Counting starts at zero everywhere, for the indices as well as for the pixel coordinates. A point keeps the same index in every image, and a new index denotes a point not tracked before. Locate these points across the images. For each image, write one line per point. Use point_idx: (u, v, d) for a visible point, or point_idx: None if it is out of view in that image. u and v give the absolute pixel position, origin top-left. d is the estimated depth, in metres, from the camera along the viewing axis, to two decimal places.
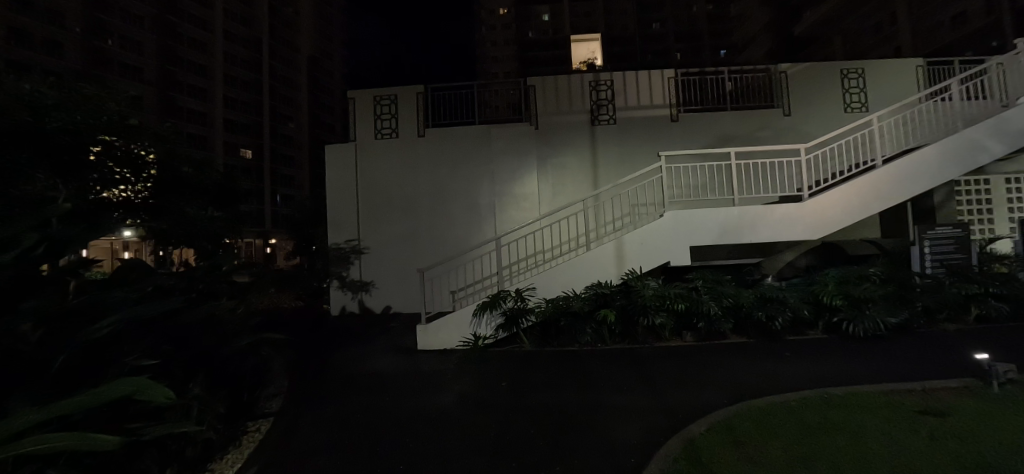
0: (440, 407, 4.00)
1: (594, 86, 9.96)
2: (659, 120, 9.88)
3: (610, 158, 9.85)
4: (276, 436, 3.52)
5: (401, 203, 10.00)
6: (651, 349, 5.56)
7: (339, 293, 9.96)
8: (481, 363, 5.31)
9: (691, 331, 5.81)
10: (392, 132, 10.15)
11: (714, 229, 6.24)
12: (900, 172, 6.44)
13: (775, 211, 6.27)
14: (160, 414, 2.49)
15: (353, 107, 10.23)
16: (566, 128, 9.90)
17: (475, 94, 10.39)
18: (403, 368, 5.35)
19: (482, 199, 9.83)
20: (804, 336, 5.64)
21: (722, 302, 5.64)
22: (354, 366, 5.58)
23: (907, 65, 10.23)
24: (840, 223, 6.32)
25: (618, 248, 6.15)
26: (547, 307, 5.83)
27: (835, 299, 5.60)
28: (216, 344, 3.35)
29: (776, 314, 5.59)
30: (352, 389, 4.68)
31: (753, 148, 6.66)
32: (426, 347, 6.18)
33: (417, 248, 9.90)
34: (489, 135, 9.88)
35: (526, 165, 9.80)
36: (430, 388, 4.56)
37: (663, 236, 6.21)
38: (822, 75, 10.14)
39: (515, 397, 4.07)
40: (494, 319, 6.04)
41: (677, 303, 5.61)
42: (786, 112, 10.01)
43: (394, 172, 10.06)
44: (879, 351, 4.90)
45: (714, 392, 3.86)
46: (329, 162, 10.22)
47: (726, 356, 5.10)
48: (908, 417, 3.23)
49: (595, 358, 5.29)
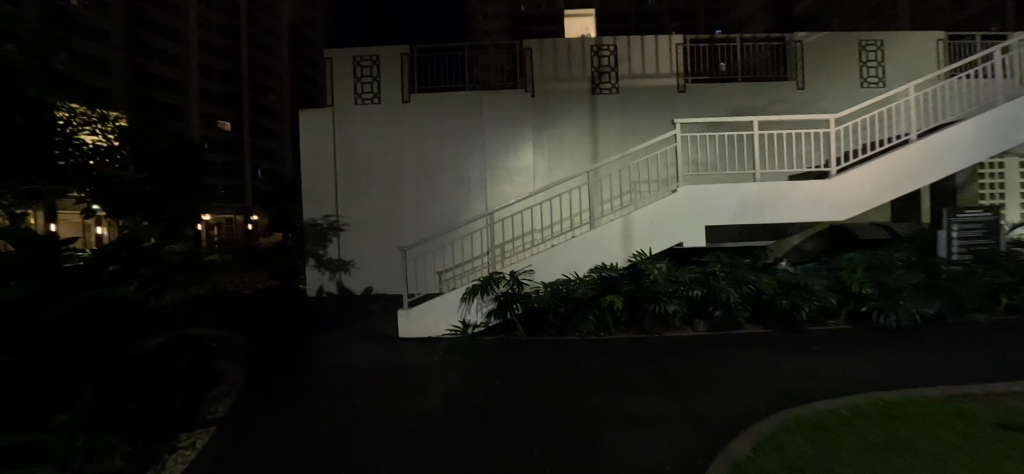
0: (421, 411, 3.35)
1: (596, 51, 9.12)
2: (666, 91, 9.11)
3: (612, 130, 9.09)
4: (213, 453, 2.81)
5: (383, 175, 9.16)
6: (661, 341, 4.94)
7: (316, 272, 9.19)
8: (470, 355, 4.65)
9: (704, 320, 5.24)
10: (373, 97, 9.21)
11: (734, 208, 5.60)
12: (934, 147, 5.84)
13: (800, 188, 5.63)
14: (16, 449, 1.75)
15: (330, 68, 9.23)
16: (564, 97, 9.07)
17: (466, 56, 9.45)
18: (380, 361, 4.68)
19: (472, 172, 9.03)
20: (827, 327, 5.14)
21: (741, 289, 5.02)
22: (326, 359, 4.87)
23: (926, 39, 9.61)
24: (869, 203, 5.72)
25: (626, 227, 5.50)
26: (545, 292, 5.14)
27: (865, 286, 5.03)
28: (130, 343, 2.59)
29: (802, 303, 4.98)
30: (319, 388, 3.97)
31: (777, 118, 5.96)
32: (408, 334, 5.52)
33: (401, 225, 9.11)
34: (481, 102, 9.00)
35: (520, 136, 8.99)
36: (412, 386, 3.90)
37: (676, 215, 5.55)
38: (838, 47, 9.45)
39: (514, 400, 3.42)
40: (486, 305, 5.38)
41: (692, 289, 4.97)
42: (800, 86, 9.34)
43: (375, 141, 9.16)
44: (919, 346, 4.39)
45: (747, 395, 3.27)
46: (303, 129, 9.26)
47: (745, 349, 4.56)
48: (982, 431, 2.70)
49: (599, 349, 4.68)
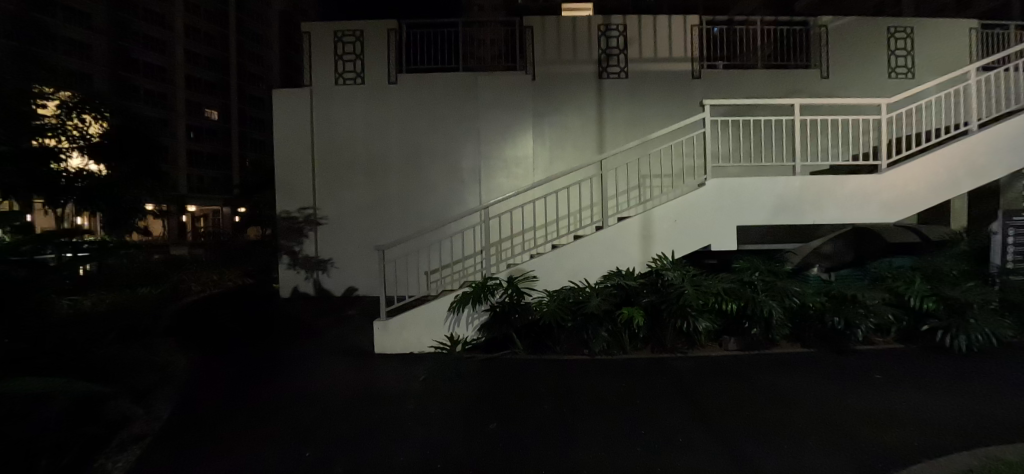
0: (383, 465, 2.52)
1: (603, 32, 8.24)
2: (679, 76, 8.28)
3: (620, 118, 8.23)
4: None
5: (367, 164, 8.24)
6: (687, 362, 4.12)
7: (291, 271, 8.33)
8: (457, 380, 3.82)
9: (736, 337, 4.45)
10: (357, 76, 8.27)
11: (769, 206, 4.80)
12: (998, 139, 5.06)
13: (846, 183, 4.85)
14: None
15: (308, 43, 8.27)
16: (567, 80, 8.19)
17: (459, 34, 8.56)
18: (349, 386, 3.86)
19: (465, 163, 8.15)
20: (877, 346, 4.41)
21: (784, 303, 4.22)
22: (284, 382, 4.04)
23: (959, 26, 8.87)
24: (922, 203, 4.94)
25: (645, 226, 4.69)
26: (549, 302, 4.30)
27: (927, 300, 4.28)
28: None
29: (857, 320, 4.20)
30: (257, 430, 3.08)
31: (820, 101, 5.16)
32: (386, 349, 4.70)
33: (385, 220, 8.21)
34: (476, 84, 8.10)
35: (519, 124, 8.11)
36: (381, 425, 3.07)
37: (703, 213, 4.74)
38: (866, 33, 8.69)
39: (504, 454, 2.57)
40: (477, 317, 4.60)
41: (726, 302, 4.15)
42: (823, 74, 8.57)
43: (358, 126, 8.23)
44: (1003, 376, 3.60)
45: (818, 453, 2.46)
46: (276, 111, 8.28)
47: (790, 375, 3.77)
48: None
49: (614, 374, 3.86)
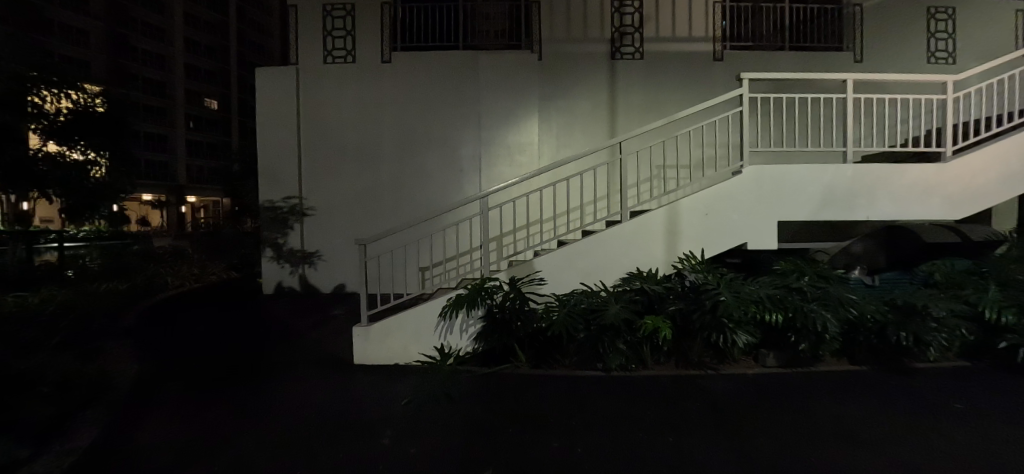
0: None
1: (617, 7, 7.51)
2: (700, 59, 7.57)
3: (634, 103, 7.53)
4: None
5: (357, 150, 7.56)
6: (719, 381, 3.48)
7: (274, 265, 7.69)
8: (445, 401, 3.20)
9: (775, 352, 3.81)
10: (347, 53, 7.56)
11: (816, 199, 4.12)
12: None
13: (906, 173, 4.16)
14: None
15: (294, 17, 7.56)
16: (577, 60, 7.48)
17: (459, 9, 7.84)
18: (318, 405, 3.26)
19: (464, 150, 7.47)
20: (942, 365, 3.75)
21: (838, 314, 3.55)
22: (243, 396, 3.46)
23: (1004, 8, 8.12)
24: (990, 198, 4.26)
25: (671, 221, 4.03)
26: (560, 309, 3.64)
27: (1006, 312, 3.61)
28: None
29: (923, 337, 3.53)
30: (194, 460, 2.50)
31: (875, 79, 4.39)
32: (368, 359, 4.09)
33: (377, 211, 7.55)
34: (476, 63, 7.39)
35: (523, 107, 7.40)
36: (343, 459, 2.45)
37: (740, 207, 4.06)
38: (904, 13, 7.93)
39: None
40: (472, 324, 4.03)
41: (770, 312, 3.48)
42: (856, 58, 7.82)
43: (347, 108, 7.54)
44: None
45: None
46: (260, 92, 7.60)
47: (847, 401, 3.13)
48: None
49: (634, 396, 3.22)
